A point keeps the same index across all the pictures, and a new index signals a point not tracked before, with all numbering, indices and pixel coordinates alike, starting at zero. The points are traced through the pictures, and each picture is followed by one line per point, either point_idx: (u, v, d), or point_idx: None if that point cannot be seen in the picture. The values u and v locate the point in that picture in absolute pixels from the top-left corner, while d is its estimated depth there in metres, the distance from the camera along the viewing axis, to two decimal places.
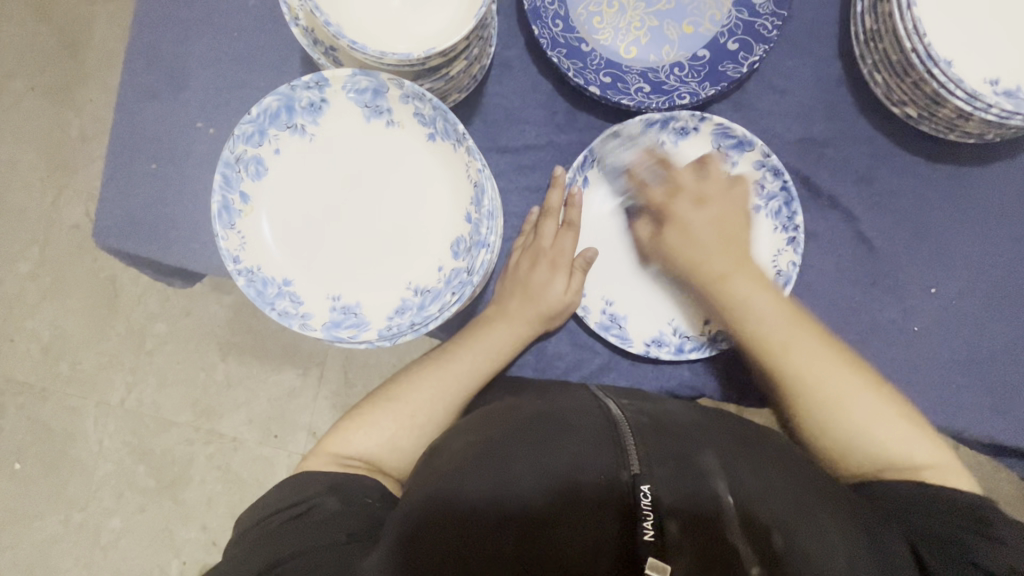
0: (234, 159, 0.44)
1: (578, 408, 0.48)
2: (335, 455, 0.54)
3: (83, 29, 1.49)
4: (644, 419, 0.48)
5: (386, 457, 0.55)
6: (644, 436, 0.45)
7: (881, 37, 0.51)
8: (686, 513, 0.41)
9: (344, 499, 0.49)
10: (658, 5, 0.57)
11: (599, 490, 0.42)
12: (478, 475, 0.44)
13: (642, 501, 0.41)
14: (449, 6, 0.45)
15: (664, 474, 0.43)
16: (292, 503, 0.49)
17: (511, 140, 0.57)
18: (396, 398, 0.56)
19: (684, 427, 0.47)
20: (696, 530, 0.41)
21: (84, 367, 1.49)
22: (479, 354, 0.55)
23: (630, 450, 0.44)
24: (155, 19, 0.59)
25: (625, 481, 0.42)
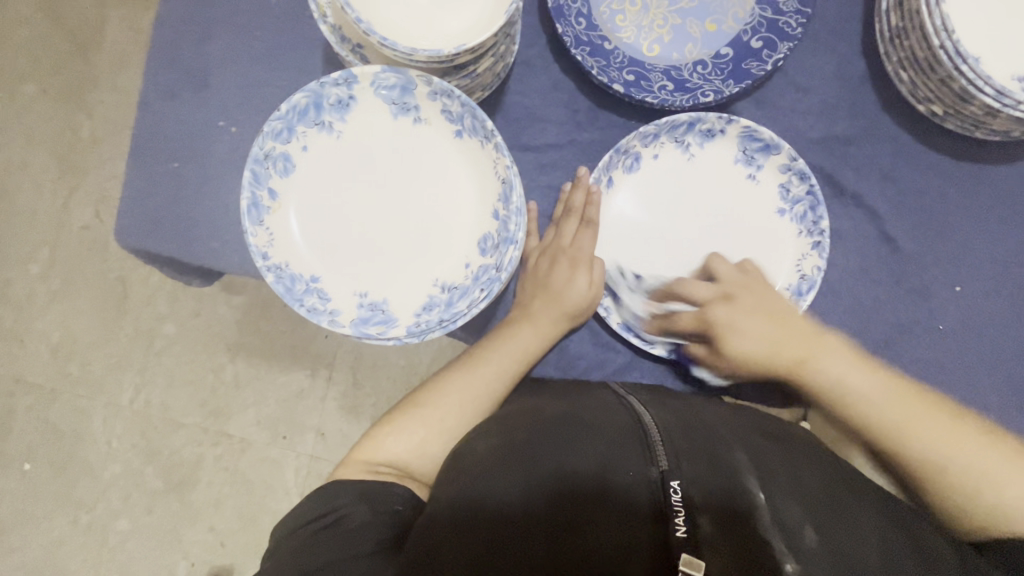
0: (263, 155, 0.44)
1: (602, 408, 0.49)
2: (364, 461, 0.53)
3: (95, 32, 1.49)
4: (670, 417, 0.48)
5: (415, 463, 0.54)
6: (672, 434, 0.45)
7: (907, 34, 0.51)
8: (719, 509, 0.41)
9: (374, 507, 0.49)
10: (681, 3, 0.57)
11: (630, 488, 0.42)
12: (508, 473, 0.45)
13: (671, 498, 0.41)
14: (477, 3, 0.46)
15: (694, 471, 0.43)
16: (322, 513, 0.48)
17: (533, 139, 0.57)
18: (424, 404, 0.56)
19: (709, 427, 0.47)
20: (728, 527, 0.40)
21: (93, 368, 1.49)
22: (505, 355, 0.55)
23: (658, 448, 0.44)
24: (178, 17, 0.60)
25: (655, 478, 0.43)
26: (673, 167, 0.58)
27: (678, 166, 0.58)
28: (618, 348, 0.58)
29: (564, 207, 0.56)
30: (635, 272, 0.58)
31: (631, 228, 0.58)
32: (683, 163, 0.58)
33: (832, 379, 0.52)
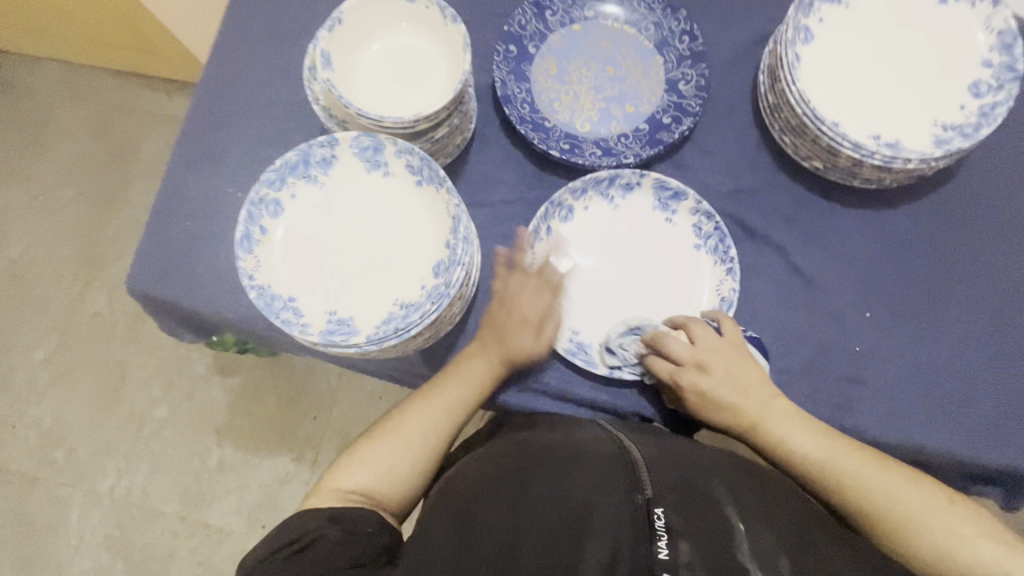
0: (258, 199, 0.55)
1: (593, 440, 0.53)
2: (335, 489, 0.57)
3: (134, 145, 1.72)
4: (656, 451, 0.52)
5: (381, 487, 0.58)
6: (656, 467, 0.49)
7: (781, 108, 0.64)
8: (699, 535, 0.43)
9: (344, 529, 0.52)
10: (606, 92, 0.71)
11: (615, 512, 0.45)
12: (503, 500, 0.48)
13: (654, 523, 0.44)
14: (436, 89, 0.59)
15: (676, 500, 0.46)
16: (293, 540, 0.51)
17: (489, 196, 0.69)
18: (390, 431, 0.60)
19: (693, 463, 0.52)
20: (706, 553, 0.42)
21: (79, 456, 1.52)
22: (465, 384, 0.61)
23: (644, 478, 0.48)
24: (202, 109, 0.73)
25: (639, 504, 0.46)
26: (602, 216, 0.68)
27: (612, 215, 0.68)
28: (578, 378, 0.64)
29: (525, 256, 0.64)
30: (575, 305, 0.66)
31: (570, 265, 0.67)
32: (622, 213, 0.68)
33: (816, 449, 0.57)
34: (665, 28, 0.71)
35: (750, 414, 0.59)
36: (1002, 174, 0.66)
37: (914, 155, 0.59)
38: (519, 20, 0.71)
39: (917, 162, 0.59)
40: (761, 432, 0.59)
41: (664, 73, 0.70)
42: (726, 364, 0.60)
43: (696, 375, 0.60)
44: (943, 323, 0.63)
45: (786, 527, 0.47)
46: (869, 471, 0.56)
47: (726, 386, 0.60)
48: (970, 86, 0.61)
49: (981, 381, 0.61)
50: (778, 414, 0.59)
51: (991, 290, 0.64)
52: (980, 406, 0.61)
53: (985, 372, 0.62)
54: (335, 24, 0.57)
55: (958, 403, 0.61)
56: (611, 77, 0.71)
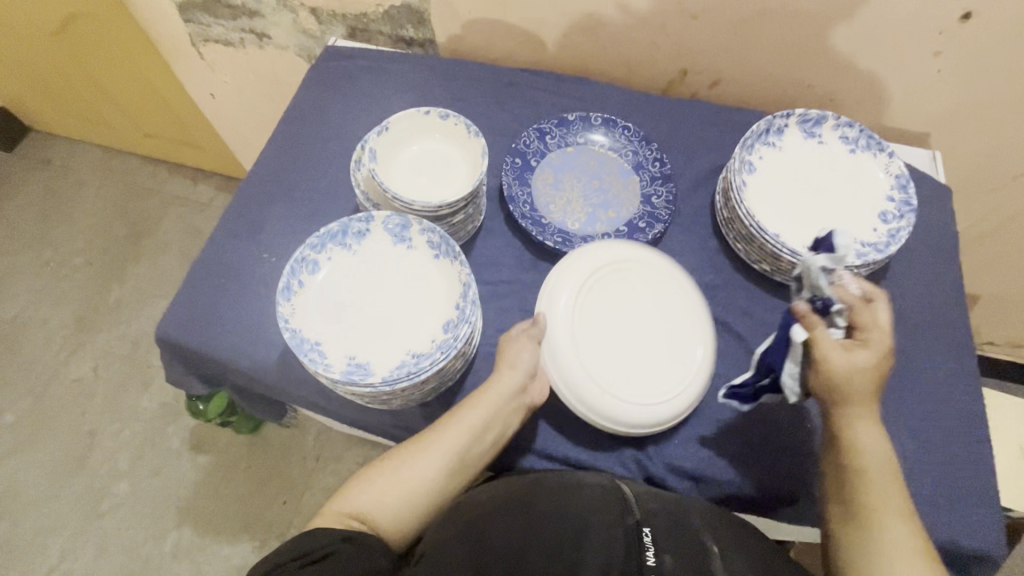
0: (302, 258, 0.65)
1: (589, 478, 0.64)
2: (337, 512, 0.61)
3: (153, 224, 1.85)
4: (639, 491, 0.64)
5: (378, 517, 0.62)
6: (642, 502, 0.61)
7: (733, 222, 0.79)
8: (679, 549, 0.55)
9: (358, 546, 0.56)
10: (593, 199, 0.86)
11: (612, 529, 0.56)
12: (514, 515, 0.57)
13: (643, 538, 0.55)
14: (456, 186, 0.73)
15: (659, 523, 0.58)
16: (311, 552, 0.55)
17: (491, 277, 0.80)
18: (393, 466, 0.65)
19: (671, 500, 0.63)
20: (685, 562, 0.54)
21: (24, 531, 1.43)
22: (465, 426, 0.66)
23: (632, 507, 0.60)
24: (252, 190, 0.87)
25: (630, 525, 0.57)
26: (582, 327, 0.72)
27: (621, 278, 0.74)
28: (568, 439, 0.71)
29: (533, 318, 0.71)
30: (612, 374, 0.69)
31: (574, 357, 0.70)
32: (622, 271, 0.74)
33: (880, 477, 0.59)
34: (641, 155, 0.88)
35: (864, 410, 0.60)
36: (915, 286, 0.80)
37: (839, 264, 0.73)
38: (525, 141, 0.88)
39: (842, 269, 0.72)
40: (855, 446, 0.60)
41: (640, 188, 0.87)
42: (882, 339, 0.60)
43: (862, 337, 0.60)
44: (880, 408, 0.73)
45: (747, 548, 0.58)
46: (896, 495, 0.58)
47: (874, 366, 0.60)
48: (879, 215, 0.78)
49: (914, 462, 0.70)
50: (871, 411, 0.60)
51: (917, 382, 0.75)
52: (915, 486, 0.69)
53: (917, 453, 0.71)
54: (382, 131, 0.73)
55: None
56: (597, 188, 0.87)
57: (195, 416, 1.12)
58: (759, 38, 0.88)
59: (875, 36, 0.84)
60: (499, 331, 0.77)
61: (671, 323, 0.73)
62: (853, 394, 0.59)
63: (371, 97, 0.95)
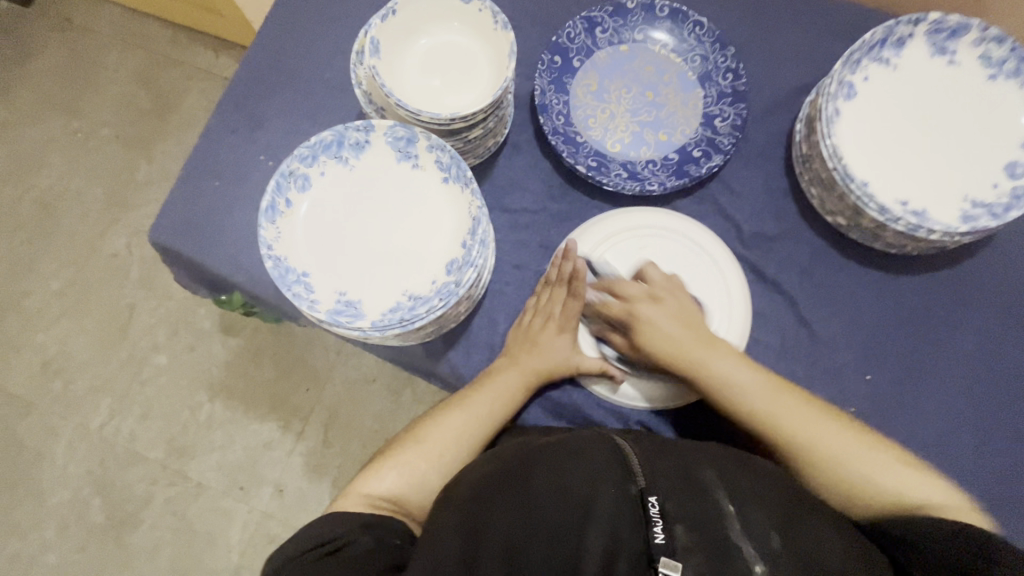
0: (289, 172, 0.56)
1: (586, 433, 0.54)
2: (365, 494, 0.59)
3: (176, 97, 1.75)
4: (648, 444, 0.54)
5: (411, 494, 0.60)
6: (650, 458, 0.51)
7: (813, 160, 0.64)
8: (694, 519, 0.46)
9: (377, 536, 0.53)
10: (642, 116, 0.71)
11: (613, 504, 0.48)
12: (507, 493, 0.50)
13: (649, 511, 0.47)
14: (476, 92, 0.61)
15: (668, 488, 0.48)
16: (326, 539, 0.52)
17: (511, 203, 0.70)
18: (423, 439, 0.63)
19: (686, 452, 0.53)
20: (701, 535, 0.45)
21: (75, 389, 1.55)
22: (493, 395, 0.63)
23: (636, 468, 0.50)
24: (249, 76, 0.75)
25: (634, 495, 0.48)
26: (612, 290, 0.67)
27: (638, 242, 0.67)
28: (581, 397, 0.65)
29: (544, 280, 0.66)
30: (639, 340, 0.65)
31: (608, 323, 0.66)
32: (640, 236, 0.67)
33: (853, 457, 0.54)
34: (710, 62, 0.71)
35: (702, 356, 0.59)
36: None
37: (938, 227, 0.58)
38: (568, 33, 0.72)
39: (940, 235, 0.58)
40: (728, 395, 0.57)
41: (702, 106, 0.71)
42: (674, 300, 0.62)
43: (640, 327, 0.61)
44: (944, 399, 0.63)
45: (775, 502, 0.48)
46: (844, 440, 0.55)
47: (675, 324, 0.60)
48: (1006, 166, 0.61)
49: (971, 463, 0.61)
50: (716, 351, 0.59)
51: (995, 374, 0.63)
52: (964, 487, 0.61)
53: (975, 454, 0.62)
54: (388, 15, 0.59)
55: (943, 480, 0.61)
56: (649, 102, 0.71)
57: (221, 304, 0.82)
58: None
59: None
60: (514, 268, 0.68)
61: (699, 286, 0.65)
62: (673, 347, 0.60)
63: None
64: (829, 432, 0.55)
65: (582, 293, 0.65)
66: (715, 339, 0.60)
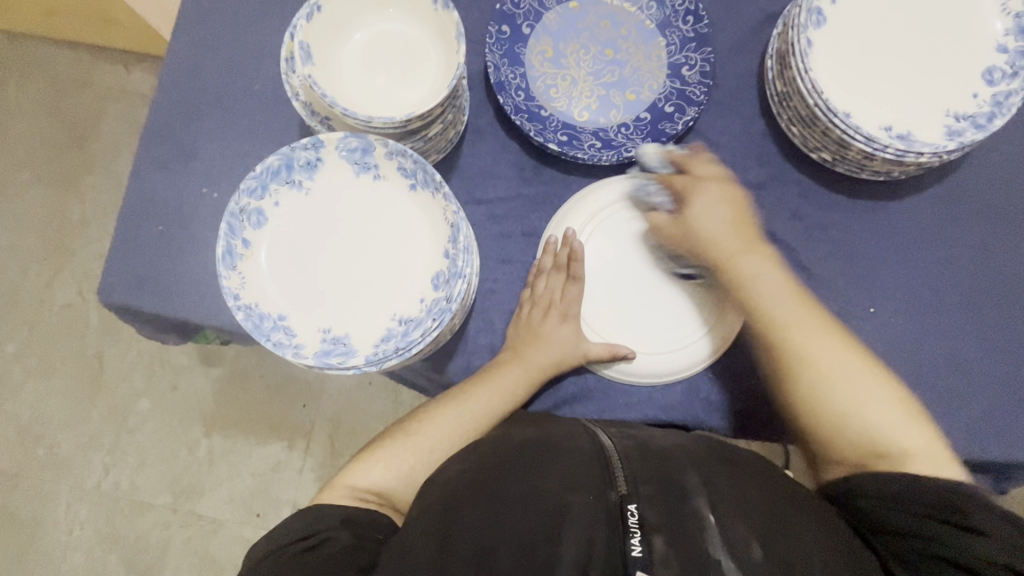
0: (239, 210, 0.51)
1: (569, 434, 0.51)
2: (350, 488, 0.56)
3: (93, 124, 1.60)
4: (633, 440, 0.51)
5: (398, 489, 0.58)
6: (633, 459, 0.48)
7: (790, 97, 0.61)
8: (674, 528, 0.43)
9: (357, 533, 0.51)
10: (605, 77, 0.66)
11: (590, 509, 0.44)
12: (481, 500, 0.47)
13: (628, 520, 0.44)
14: (427, 83, 0.55)
15: (649, 493, 0.45)
16: (303, 536, 0.50)
17: (485, 194, 0.65)
18: (415, 435, 0.60)
19: (670, 448, 0.50)
20: (678, 546, 0.42)
21: (61, 451, 1.48)
22: (493, 394, 0.60)
23: (618, 473, 0.47)
24: (170, 101, 0.67)
25: (613, 502, 0.45)
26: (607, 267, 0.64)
27: (627, 215, 0.64)
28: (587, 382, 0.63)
29: (536, 268, 0.62)
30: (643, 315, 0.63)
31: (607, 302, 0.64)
32: (629, 207, 0.64)
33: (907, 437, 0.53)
34: (668, 7, 0.66)
35: (736, 251, 0.60)
36: (1008, 163, 0.65)
37: (926, 149, 0.57)
38: None
39: (929, 155, 0.56)
40: (744, 288, 0.59)
41: (667, 56, 0.66)
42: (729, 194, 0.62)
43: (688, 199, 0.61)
44: (947, 316, 0.63)
45: (760, 508, 0.45)
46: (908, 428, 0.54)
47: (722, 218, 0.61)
48: (985, 72, 0.59)
49: (982, 374, 0.62)
50: (757, 255, 0.60)
51: (994, 285, 0.63)
52: (978, 400, 0.62)
53: (984, 366, 0.62)
54: (313, 12, 0.52)
55: (957, 397, 0.62)
56: (610, 61, 0.66)
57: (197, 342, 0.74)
58: None
59: None
60: (500, 262, 0.65)
61: (697, 250, 0.63)
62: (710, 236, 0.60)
63: None
64: (879, 401, 0.55)
65: (579, 277, 0.62)
66: (756, 240, 0.61)
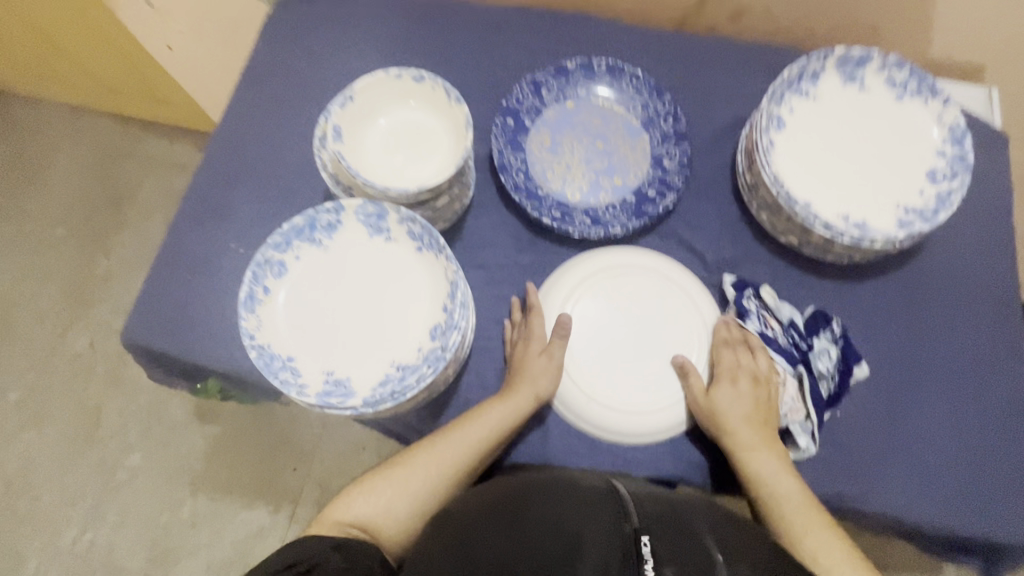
0: (264, 261, 0.57)
1: (583, 479, 0.51)
2: (337, 520, 0.58)
3: (131, 188, 1.74)
4: (646, 492, 0.51)
5: (380, 524, 0.58)
6: (645, 502, 0.47)
7: (758, 187, 0.69)
8: (686, 560, 0.41)
9: (348, 557, 0.53)
10: (595, 163, 0.75)
11: (601, 538, 0.42)
12: (498, 526, 0.46)
13: (641, 549, 0.41)
14: (438, 163, 0.64)
15: (662, 529, 0.43)
16: (294, 563, 0.51)
17: (484, 261, 0.72)
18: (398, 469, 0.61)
19: (687, 501, 0.50)
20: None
21: (43, 505, 1.45)
22: (475, 428, 0.61)
23: (631, 509, 0.45)
24: (213, 169, 0.77)
25: (627, 533, 0.43)
26: (589, 328, 0.68)
27: (612, 283, 0.69)
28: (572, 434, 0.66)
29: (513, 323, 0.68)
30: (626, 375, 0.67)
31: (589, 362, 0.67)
32: (613, 275, 0.69)
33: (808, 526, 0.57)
34: (651, 109, 0.77)
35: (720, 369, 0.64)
36: (961, 253, 0.71)
37: (879, 236, 0.63)
38: (517, 96, 0.77)
39: (882, 242, 0.63)
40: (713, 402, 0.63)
41: (650, 149, 0.75)
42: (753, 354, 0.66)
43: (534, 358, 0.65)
44: (917, 392, 0.67)
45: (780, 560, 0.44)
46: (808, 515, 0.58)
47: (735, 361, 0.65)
48: (927, 174, 0.67)
49: (953, 451, 0.64)
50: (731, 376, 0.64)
51: (960, 364, 0.67)
52: (952, 476, 0.64)
53: (955, 443, 0.65)
54: (346, 100, 0.62)
55: (931, 473, 0.64)
56: (601, 151, 0.76)
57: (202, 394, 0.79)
58: None
59: None
60: (495, 323, 0.70)
61: (677, 318, 0.69)
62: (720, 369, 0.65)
63: (339, 52, 0.82)
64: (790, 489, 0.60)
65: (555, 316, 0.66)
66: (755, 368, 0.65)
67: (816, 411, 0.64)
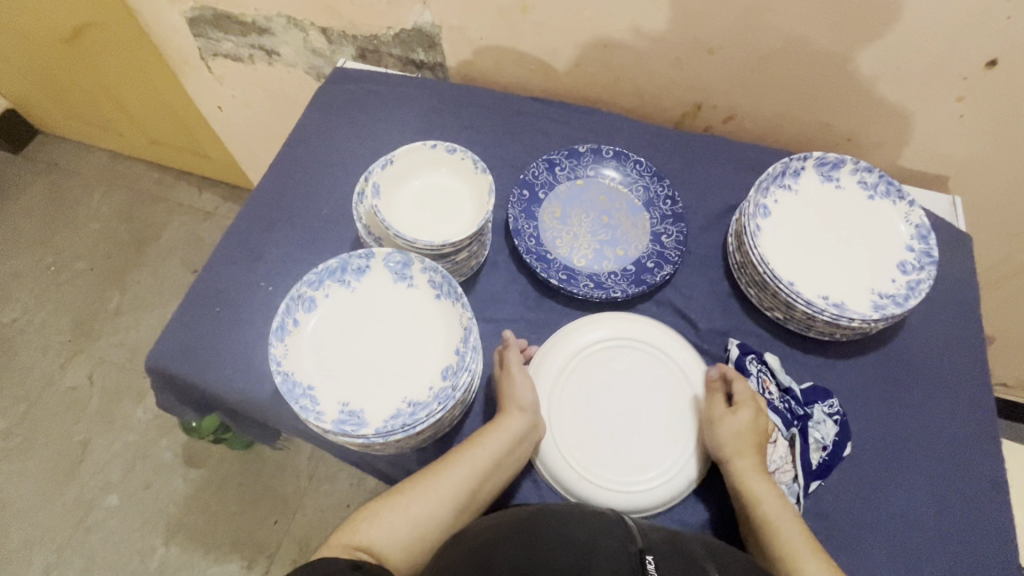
0: (297, 295, 0.63)
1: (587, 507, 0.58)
2: (344, 544, 0.58)
3: (155, 231, 1.83)
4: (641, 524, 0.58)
5: (386, 548, 0.59)
6: (645, 531, 0.55)
7: (746, 266, 0.77)
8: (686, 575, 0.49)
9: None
10: (601, 235, 0.83)
11: (614, 552, 0.50)
12: (518, 536, 0.51)
13: (647, 564, 0.49)
14: (461, 223, 0.71)
15: (661, 552, 0.52)
16: None
17: (494, 315, 0.78)
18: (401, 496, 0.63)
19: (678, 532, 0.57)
20: None
21: (8, 542, 1.39)
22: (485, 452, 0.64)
23: (634, 534, 0.54)
24: (253, 215, 0.85)
25: (633, 551, 0.51)
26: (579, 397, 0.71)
27: (605, 356, 0.72)
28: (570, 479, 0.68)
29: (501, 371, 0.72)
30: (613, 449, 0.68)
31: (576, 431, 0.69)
32: (607, 349, 0.72)
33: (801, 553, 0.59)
34: (652, 191, 0.86)
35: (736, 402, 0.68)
36: (933, 339, 0.77)
37: (856, 316, 0.70)
38: (533, 172, 0.86)
39: (859, 321, 0.69)
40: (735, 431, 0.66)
41: (650, 226, 0.84)
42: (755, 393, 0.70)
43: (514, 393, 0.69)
44: (898, 468, 0.70)
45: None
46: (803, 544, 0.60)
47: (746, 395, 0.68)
48: (897, 265, 0.75)
49: (935, 530, 0.66)
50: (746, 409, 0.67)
51: (938, 444, 0.71)
52: (935, 554, 0.65)
53: (937, 521, 0.67)
54: (386, 163, 0.71)
55: (914, 550, 0.65)
56: (605, 225, 0.84)
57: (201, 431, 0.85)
58: (779, 75, 0.86)
59: (901, 68, 0.79)
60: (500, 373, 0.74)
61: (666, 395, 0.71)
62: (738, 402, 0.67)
63: (378, 124, 0.93)
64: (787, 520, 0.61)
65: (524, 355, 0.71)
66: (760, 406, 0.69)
67: (803, 476, 0.67)
